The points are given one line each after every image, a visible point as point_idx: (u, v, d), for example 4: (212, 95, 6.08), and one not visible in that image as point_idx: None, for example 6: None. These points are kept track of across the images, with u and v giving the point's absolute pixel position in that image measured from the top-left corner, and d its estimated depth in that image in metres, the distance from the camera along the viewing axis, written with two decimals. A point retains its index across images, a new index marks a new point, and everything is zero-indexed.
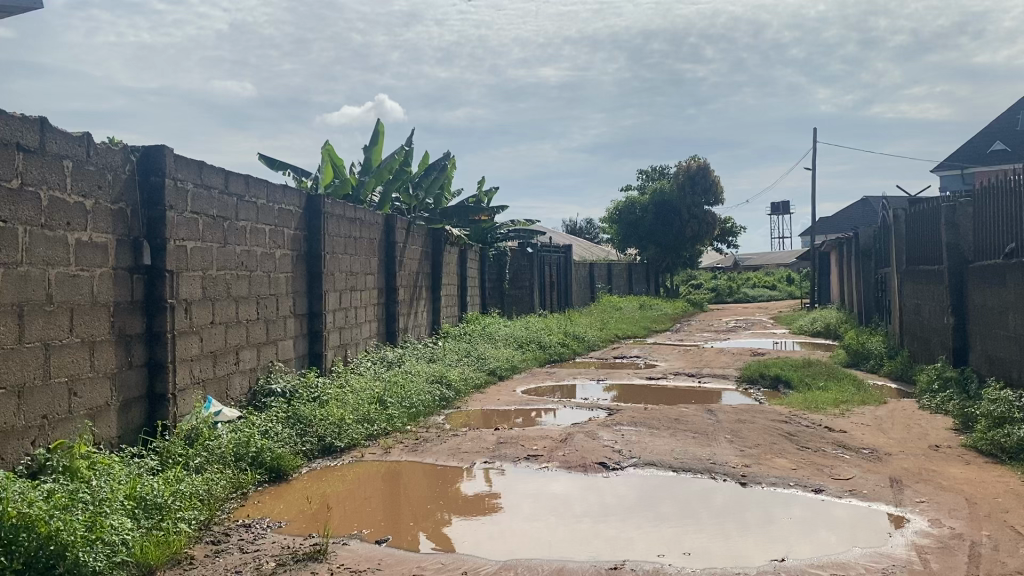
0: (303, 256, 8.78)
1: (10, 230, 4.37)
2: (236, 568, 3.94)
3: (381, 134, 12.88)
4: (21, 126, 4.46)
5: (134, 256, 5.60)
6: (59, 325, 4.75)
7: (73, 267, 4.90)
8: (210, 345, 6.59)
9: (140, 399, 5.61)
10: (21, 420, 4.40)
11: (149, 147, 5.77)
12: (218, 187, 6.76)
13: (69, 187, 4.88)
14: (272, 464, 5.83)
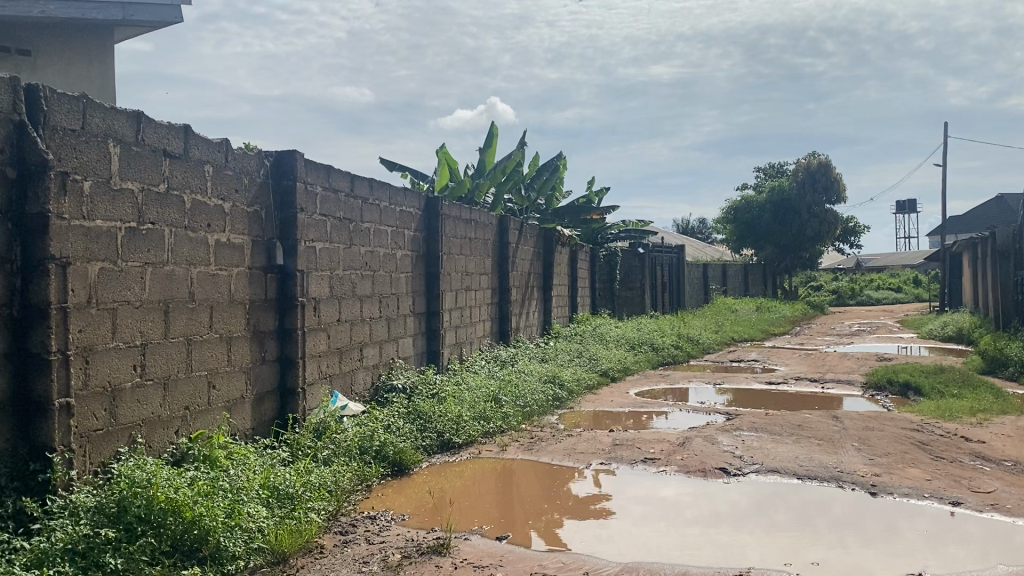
0: (422, 256, 8.98)
1: (158, 233, 4.64)
2: (363, 558, 4.06)
3: (494, 136, 13.02)
4: (168, 133, 4.74)
5: (268, 256, 5.86)
6: (201, 321, 5.03)
7: (213, 266, 5.18)
8: (337, 341, 6.84)
9: (273, 393, 5.89)
10: (166, 410, 4.67)
11: (282, 152, 6.03)
12: (344, 190, 7.00)
13: (209, 190, 5.15)
14: (395, 458, 5.99)
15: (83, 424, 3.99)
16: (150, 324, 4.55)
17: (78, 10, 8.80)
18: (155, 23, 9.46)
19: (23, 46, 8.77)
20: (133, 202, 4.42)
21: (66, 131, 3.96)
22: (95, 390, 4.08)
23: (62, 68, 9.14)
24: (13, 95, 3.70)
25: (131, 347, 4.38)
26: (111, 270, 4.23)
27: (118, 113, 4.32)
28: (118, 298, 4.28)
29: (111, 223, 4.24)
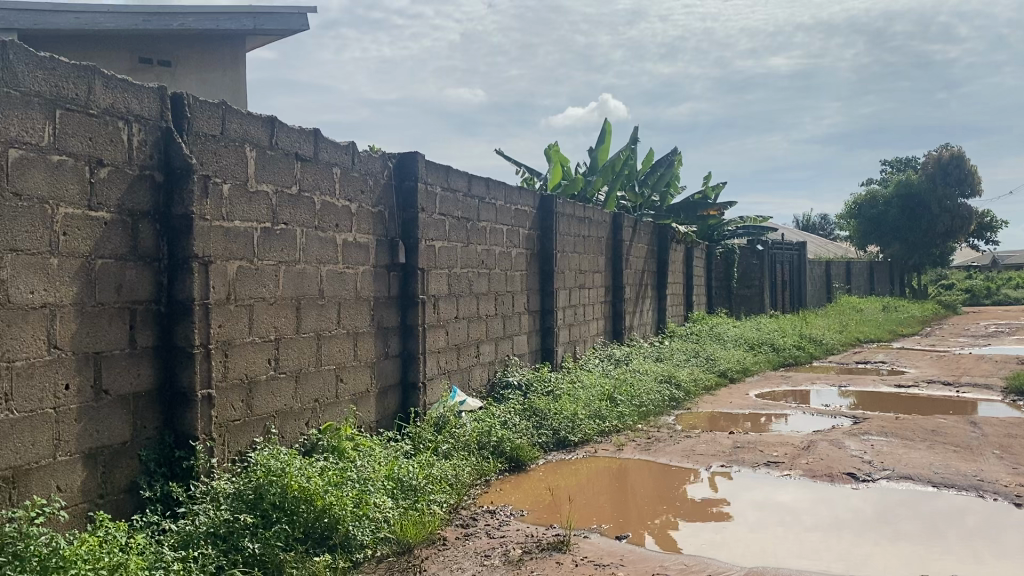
0: (536, 254, 9.03)
1: (290, 232, 4.84)
2: (485, 552, 4.12)
3: (607, 133, 12.94)
4: (300, 137, 4.94)
5: (391, 254, 6.03)
6: (329, 317, 5.22)
7: (341, 265, 5.36)
8: (455, 338, 6.96)
9: (395, 387, 6.05)
10: (298, 402, 4.88)
11: (404, 154, 6.18)
12: (462, 190, 7.12)
13: (337, 191, 5.34)
14: (513, 454, 6.05)
15: (223, 414, 4.21)
16: (283, 320, 4.75)
17: (214, 22, 9.34)
18: (284, 33, 9.83)
19: (163, 57, 9.34)
20: (268, 203, 4.63)
21: (206, 136, 4.18)
22: (233, 381, 4.30)
23: (198, 78, 9.66)
24: (159, 103, 3.94)
25: (266, 341, 4.58)
26: (248, 268, 4.45)
27: (254, 118, 4.53)
28: (253, 295, 4.49)
29: (248, 224, 4.45)
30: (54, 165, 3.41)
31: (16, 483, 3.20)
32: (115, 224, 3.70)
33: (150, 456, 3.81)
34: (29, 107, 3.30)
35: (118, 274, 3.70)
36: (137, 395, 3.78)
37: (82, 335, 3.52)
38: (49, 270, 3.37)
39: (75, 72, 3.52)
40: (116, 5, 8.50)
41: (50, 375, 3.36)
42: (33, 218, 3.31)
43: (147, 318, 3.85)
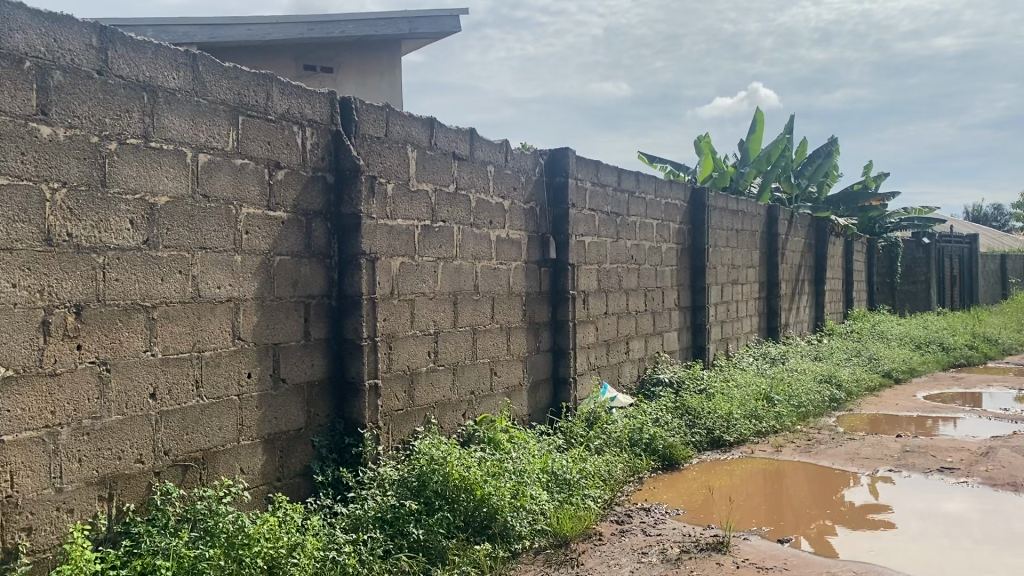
0: (688, 249, 8.87)
1: (448, 229, 4.97)
2: (642, 549, 4.09)
3: (759, 124, 12.54)
4: (457, 137, 5.07)
5: (543, 250, 6.10)
6: (484, 312, 5.33)
7: (495, 260, 5.47)
8: (605, 334, 6.94)
9: (547, 382, 6.10)
10: (455, 394, 5.01)
11: (555, 150, 6.22)
12: (613, 184, 7.09)
13: (492, 189, 5.45)
14: (666, 452, 5.97)
15: (388, 404, 4.39)
16: (442, 314, 4.89)
17: (372, 27, 9.69)
18: (438, 35, 10.09)
19: (326, 63, 9.78)
20: (427, 202, 4.77)
21: (372, 138, 4.36)
22: (397, 372, 4.47)
23: (357, 83, 10.07)
24: (330, 108, 4.15)
25: (426, 334, 4.74)
26: (410, 264, 4.61)
27: (415, 120, 4.69)
28: (415, 290, 4.64)
29: (409, 222, 4.61)
30: (237, 168, 3.65)
31: (205, 464, 3.45)
32: (291, 223, 3.92)
33: (323, 442, 4.02)
34: (216, 115, 3.54)
35: (294, 270, 3.93)
36: (311, 383, 4.00)
37: (263, 327, 3.75)
38: (234, 267, 3.61)
39: (256, 80, 3.75)
40: (284, 16, 8.98)
41: (234, 364, 3.60)
42: (220, 218, 3.55)
43: (320, 311, 4.07)
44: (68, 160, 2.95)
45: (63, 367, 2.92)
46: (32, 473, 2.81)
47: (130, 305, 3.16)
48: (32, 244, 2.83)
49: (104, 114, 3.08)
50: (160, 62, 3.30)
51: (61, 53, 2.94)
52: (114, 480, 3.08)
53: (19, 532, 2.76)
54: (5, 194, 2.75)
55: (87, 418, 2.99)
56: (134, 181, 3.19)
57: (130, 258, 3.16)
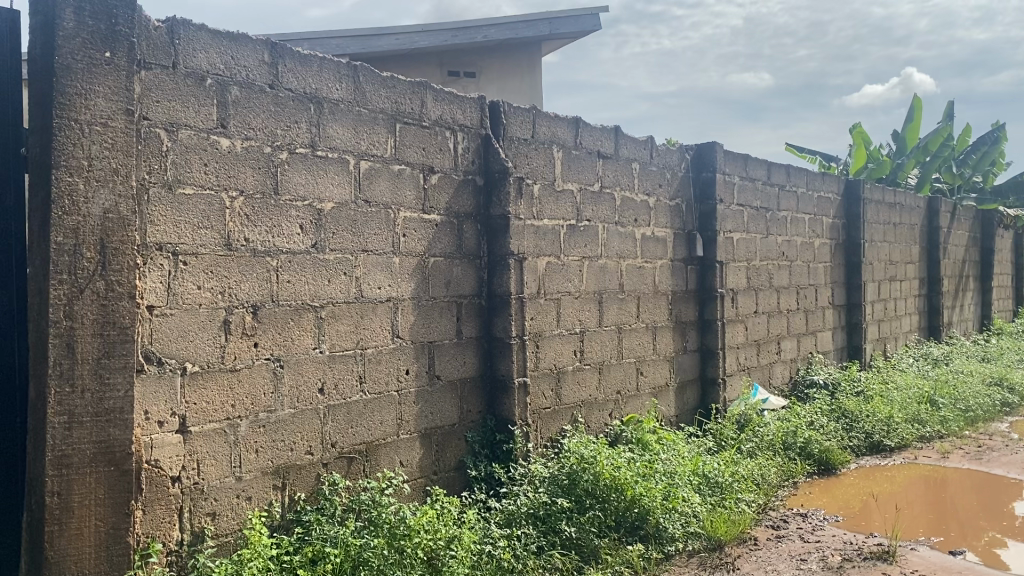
0: (842, 245, 8.50)
1: (593, 229, 4.98)
2: (801, 556, 3.96)
3: (917, 111, 11.83)
4: (602, 135, 5.06)
5: (689, 247, 6.00)
6: (630, 311, 5.30)
7: (640, 258, 5.43)
8: (755, 333, 6.75)
9: (694, 382, 6.00)
10: (602, 393, 5.01)
11: (701, 146, 6.10)
12: (762, 178, 6.87)
13: (637, 186, 5.41)
14: (821, 457, 5.75)
15: (536, 402, 4.44)
16: (588, 313, 4.90)
17: (513, 30, 9.81)
18: (578, 34, 10.06)
19: (469, 68, 9.99)
20: (573, 201, 4.79)
21: (519, 139, 4.42)
22: (545, 371, 4.51)
23: (499, 86, 10.22)
24: (479, 112, 4.25)
25: (572, 333, 4.76)
26: (556, 264, 4.64)
27: (560, 120, 4.72)
28: (561, 290, 4.68)
29: (556, 222, 4.64)
30: (395, 174, 3.79)
31: (368, 456, 3.61)
32: (444, 226, 4.03)
33: (475, 438, 4.12)
34: (375, 123, 3.69)
35: (447, 270, 4.04)
36: (464, 381, 4.10)
37: (419, 326, 3.88)
38: (392, 268, 3.76)
39: (411, 88, 3.88)
40: (428, 24, 9.23)
41: (394, 362, 3.74)
42: (379, 222, 3.70)
43: (472, 310, 4.17)
44: (244, 169, 3.15)
45: (242, 363, 3.12)
46: (215, 461, 3.02)
47: (300, 305, 3.34)
48: (215, 248, 3.04)
49: (275, 125, 3.27)
50: (324, 74, 3.47)
51: (238, 70, 3.14)
52: (286, 470, 3.26)
53: (204, 516, 2.97)
54: (191, 202, 2.96)
55: (263, 411, 3.19)
56: (302, 189, 3.37)
57: (300, 261, 3.34)
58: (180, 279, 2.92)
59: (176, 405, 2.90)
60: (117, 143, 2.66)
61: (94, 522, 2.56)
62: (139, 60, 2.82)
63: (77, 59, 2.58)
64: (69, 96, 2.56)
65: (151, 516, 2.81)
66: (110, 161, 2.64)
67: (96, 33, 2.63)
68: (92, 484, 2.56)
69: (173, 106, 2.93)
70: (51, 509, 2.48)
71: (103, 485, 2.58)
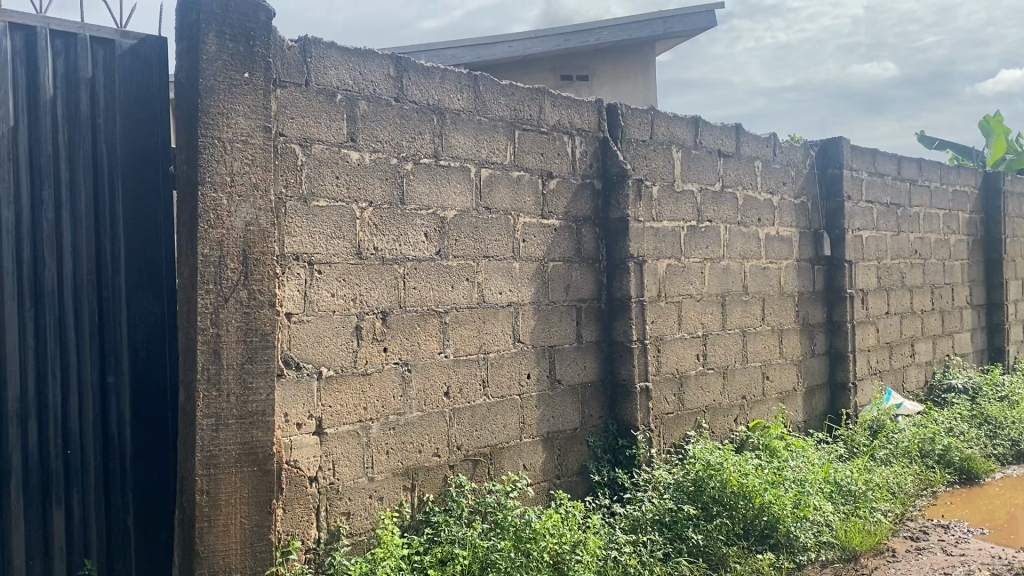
0: (980, 241, 8.03)
1: (715, 230, 4.89)
2: (943, 569, 3.77)
3: None
4: (722, 134, 4.97)
5: (816, 246, 5.81)
6: (754, 313, 5.17)
7: (764, 259, 5.29)
8: (887, 335, 6.47)
9: (823, 386, 5.79)
10: (726, 398, 4.90)
11: (827, 141, 5.90)
12: (892, 173, 6.59)
13: (759, 185, 5.28)
14: (962, 466, 5.45)
15: (659, 407, 4.40)
16: (711, 316, 4.81)
17: (626, 32, 9.73)
18: (693, 32, 9.85)
19: (582, 71, 9.99)
20: (693, 202, 4.72)
21: (638, 141, 4.39)
22: (667, 375, 4.46)
23: (612, 87, 10.15)
24: (598, 115, 4.25)
25: (695, 337, 4.68)
26: (677, 266, 4.58)
27: (680, 120, 4.66)
28: (682, 293, 4.61)
29: (676, 224, 4.59)
30: (515, 180, 3.83)
31: (493, 459, 3.66)
32: (563, 231, 4.05)
33: (598, 443, 4.11)
34: (495, 130, 3.75)
35: (567, 274, 4.06)
36: (585, 385, 4.10)
37: (539, 330, 3.91)
38: (513, 273, 3.80)
39: (530, 94, 3.92)
40: (541, 30, 9.29)
41: (516, 366, 3.78)
42: (500, 228, 3.75)
43: (592, 314, 4.17)
44: (372, 181, 3.25)
45: (373, 368, 3.22)
46: (349, 462, 3.13)
47: (426, 311, 3.42)
48: (346, 257, 3.15)
49: (400, 137, 3.37)
50: (447, 85, 3.55)
51: (365, 84, 3.25)
52: (415, 472, 3.35)
53: (340, 515, 3.09)
54: (324, 214, 3.08)
55: (393, 413, 3.28)
56: (426, 198, 3.45)
57: (425, 268, 3.43)
58: (315, 287, 3.04)
59: (313, 408, 3.02)
60: (257, 159, 2.80)
61: (240, 520, 2.70)
62: (275, 79, 2.96)
63: (219, 80, 2.73)
64: (213, 115, 2.71)
65: (291, 514, 2.94)
66: (250, 176, 2.78)
67: (236, 54, 2.78)
68: (238, 483, 2.70)
69: (306, 122, 3.05)
70: (202, 506, 2.62)
71: (247, 484, 2.72)
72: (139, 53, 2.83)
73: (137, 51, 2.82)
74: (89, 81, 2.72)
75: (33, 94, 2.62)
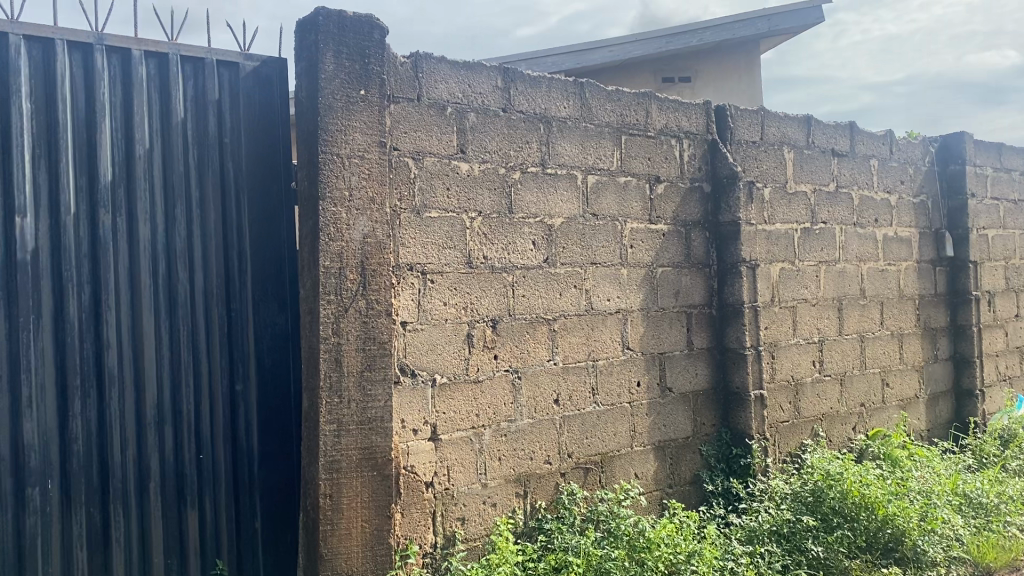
0: None
1: (829, 231, 4.74)
2: None
3: None
4: (836, 132, 4.82)
5: (937, 247, 5.56)
6: (872, 317, 4.99)
7: (883, 261, 5.10)
8: (1017, 339, 6.12)
9: (948, 393, 5.53)
10: (844, 406, 4.74)
11: (948, 136, 5.64)
12: (1019, 168, 6.24)
13: (876, 184, 5.10)
14: None
15: (774, 415, 4.29)
16: (826, 321, 4.67)
17: (729, 32, 9.47)
18: (798, 28, 9.51)
19: (684, 73, 9.87)
20: (807, 203, 4.59)
21: (748, 142, 4.31)
22: (782, 382, 4.35)
23: (715, 87, 9.98)
24: (706, 117, 4.18)
25: (810, 343, 4.55)
26: (791, 269, 4.46)
27: (791, 119, 4.55)
28: (796, 297, 4.49)
29: (789, 226, 4.47)
30: (622, 186, 3.81)
31: (604, 467, 3.65)
32: (672, 236, 4.01)
33: (710, 452, 4.05)
34: (601, 137, 3.74)
35: (676, 280, 4.01)
36: (696, 393, 4.04)
37: (649, 337, 3.87)
38: (621, 279, 3.78)
39: (637, 99, 3.89)
40: (641, 33, 9.21)
41: (625, 373, 3.76)
42: (607, 235, 3.74)
43: (702, 320, 4.11)
44: (482, 191, 3.30)
45: (484, 375, 3.26)
46: (463, 468, 3.17)
47: (535, 319, 3.45)
48: (458, 266, 3.21)
49: (508, 147, 3.40)
50: (553, 93, 3.57)
51: (474, 96, 3.31)
52: (527, 478, 3.37)
53: (455, 521, 3.14)
54: (435, 224, 3.15)
55: (505, 420, 3.32)
56: (534, 206, 3.48)
57: (534, 275, 3.45)
58: (428, 296, 3.11)
59: (428, 414, 3.08)
60: (373, 173, 2.89)
61: (361, 523, 2.77)
62: (389, 95, 3.04)
63: (336, 99, 2.82)
64: (332, 132, 2.80)
65: (409, 519, 3.00)
66: (367, 190, 2.87)
67: (352, 72, 2.87)
68: (359, 487, 2.78)
69: (418, 136, 3.12)
70: (325, 510, 2.71)
71: (367, 488, 2.79)
72: (260, 75, 2.96)
73: (259, 72, 2.96)
74: (215, 103, 2.85)
75: (165, 116, 2.76)
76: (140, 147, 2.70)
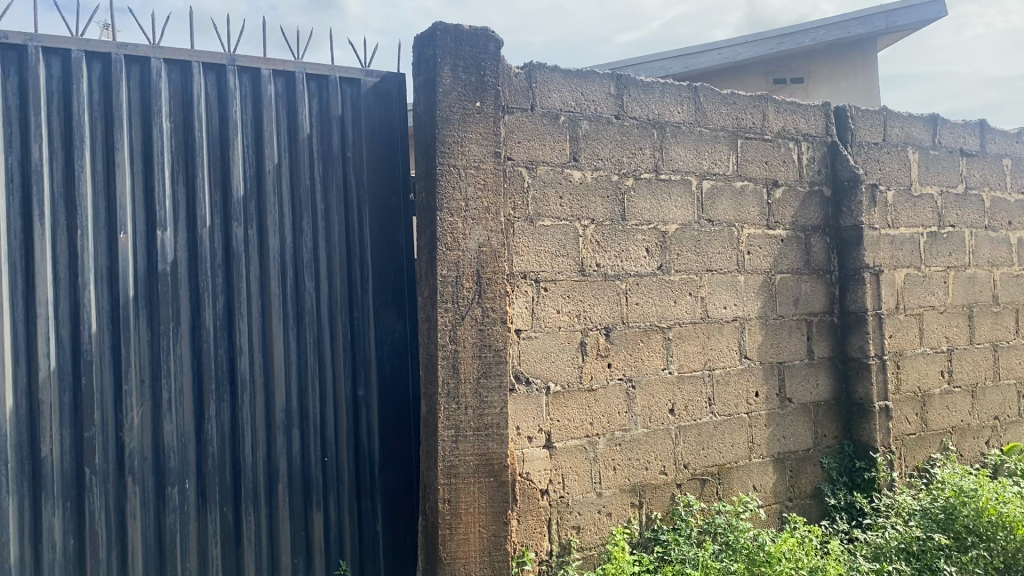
0: None
1: (959, 235, 4.52)
2: None
3: None
4: (964, 131, 4.60)
5: None
6: (1007, 325, 4.72)
7: (1017, 266, 4.82)
8: None
9: None
10: (975, 419, 4.50)
11: None
12: None
13: (1009, 185, 4.83)
14: None
15: (900, 428, 4.12)
16: (956, 329, 4.44)
17: (843, 29, 9.16)
18: (920, 24, 9.06)
19: (797, 74, 9.63)
20: (934, 205, 4.39)
21: (870, 144, 4.16)
22: (908, 394, 4.17)
23: (830, 87, 9.69)
24: (825, 119, 4.06)
25: (938, 352, 4.34)
26: (917, 275, 4.28)
27: (916, 119, 4.37)
28: (923, 303, 4.29)
29: (915, 230, 4.28)
30: (737, 190, 3.74)
31: (721, 478, 3.57)
32: (790, 241, 3.90)
33: (832, 464, 3.91)
34: (716, 141, 3.68)
35: (795, 287, 3.90)
36: (817, 404, 3.92)
37: (767, 346, 3.78)
38: (737, 287, 3.71)
39: (753, 102, 3.81)
40: (752, 35, 9.02)
41: (743, 383, 3.68)
42: (723, 241, 3.67)
43: (823, 329, 3.98)
44: (595, 199, 3.30)
45: (598, 384, 3.25)
46: (578, 477, 3.17)
47: (649, 326, 3.42)
48: (571, 274, 3.21)
49: (621, 153, 3.39)
50: (667, 99, 3.54)
51: (587, 104, 3.31)
52: (643, 489, 3.34)
53: (570, 529, 3.14)
54: (549, 232, 3.16)
55: (619, 429, 3.30)
56: (648, 213, 3.45)
57: (648, 283, 3.42)
58: (542, 304, 3.12)
59: (542, 422, 3.10)
60: (489, 183, 2.93)
61: (479, 529, 2.81)
62: (504, 106, 3.08)
63: (453, 111, 2.88)
64: (449, 144, 2.86)
65: (525, 525, 3.02)
66: (482, 200, 2.91)
67: (469, 85, 2.92)
68: (477, 492, 2.81)
69: (532, 146, 3.15)
70: (443, 514, 2.75)
71: (484, 494, 2.83)
72: (381, 90, 3.05)
73: (380, 88, 3.04)
74: (339, 119, 2.96)
75: (292, 132, 2.88)
76: (269, 163, 2.82)
